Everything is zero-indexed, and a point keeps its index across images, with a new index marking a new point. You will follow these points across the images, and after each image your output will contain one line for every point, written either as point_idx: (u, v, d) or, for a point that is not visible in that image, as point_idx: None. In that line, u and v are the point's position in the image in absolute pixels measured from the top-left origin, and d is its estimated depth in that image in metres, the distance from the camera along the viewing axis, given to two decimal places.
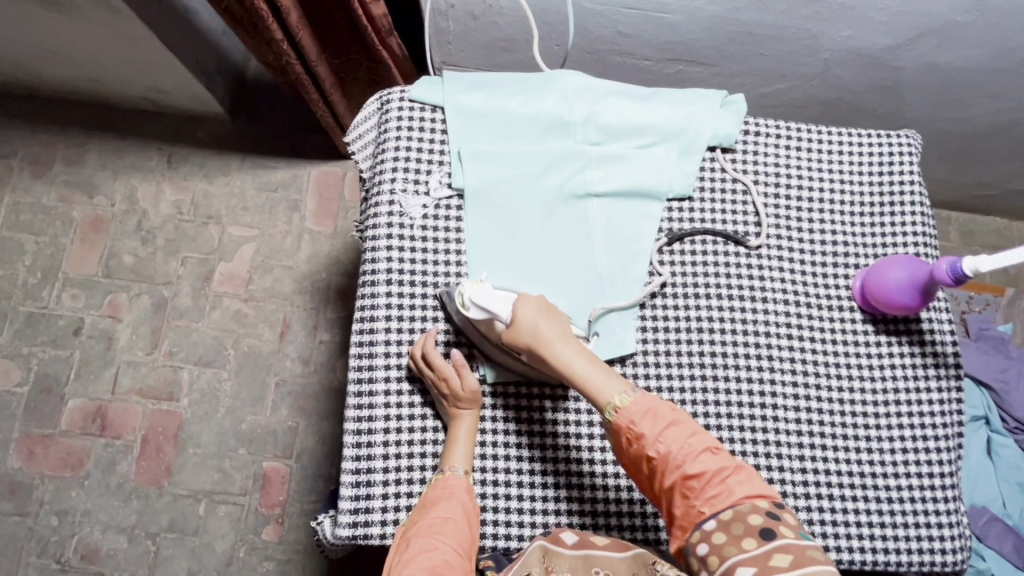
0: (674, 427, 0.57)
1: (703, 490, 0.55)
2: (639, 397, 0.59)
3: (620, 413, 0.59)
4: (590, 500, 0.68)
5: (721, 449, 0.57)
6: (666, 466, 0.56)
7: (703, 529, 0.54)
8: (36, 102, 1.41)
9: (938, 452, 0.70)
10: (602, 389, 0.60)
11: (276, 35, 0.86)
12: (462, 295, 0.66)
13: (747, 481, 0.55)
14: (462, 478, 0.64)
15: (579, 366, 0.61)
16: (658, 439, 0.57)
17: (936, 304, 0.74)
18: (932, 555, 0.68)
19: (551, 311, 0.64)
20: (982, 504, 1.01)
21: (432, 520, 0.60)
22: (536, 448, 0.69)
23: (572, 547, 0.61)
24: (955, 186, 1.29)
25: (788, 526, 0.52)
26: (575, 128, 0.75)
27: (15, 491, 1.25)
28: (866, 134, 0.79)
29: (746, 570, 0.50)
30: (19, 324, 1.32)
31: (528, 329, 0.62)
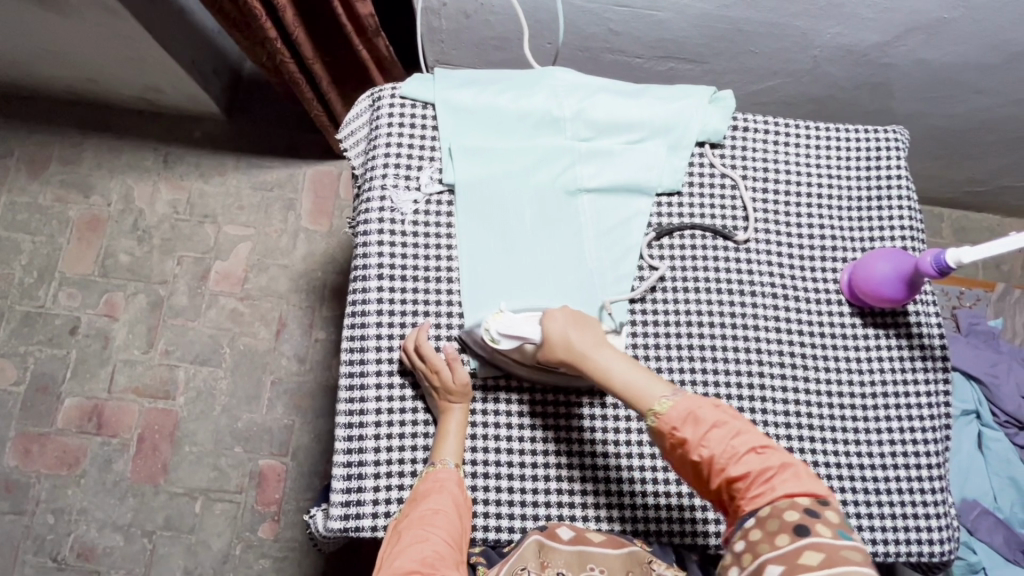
0: (717, 429, 0.56)
1: (747, 490, 0.54)
2: (680, 400, 0.58)
3: (661, 418, 0.58)
4: (605, 482, 0.69)
5: (765, 448, 0.55)
6: (710, 469, 0.56)
7: (742, 527, 0.53)
8: (32, 102, 1.42)
9: (925, 443, 0.71)
10: (645, 394, 0.59)
11: (270, 34, 0.86)
12: (489, 331, 0.66)
13: (791, 480, 0.53)
14: (453, 471, 0.64)
15: (618, 372, 0.61)
16: (699, 442, 0.56)
17: (922, 297, 0.74)
18: (920, 545, 0.69)
19: (582, 321, 0.65)
20: (973, 498, 1.01)
21: (422, 512, 0.60)
22: (549, 430, 0.70)
23: (567, 542, 0.61)
24: (946, 182, 1.30)
25: (827, 524, 0.50)
26: (564, 124, 0.75)
27: (11, 490, 1.25)
28: (854, 130, 0.79)
29: (775, 568, 0.48)
30: (15, 323, 1.32)
31: (561, 344, 0.63)
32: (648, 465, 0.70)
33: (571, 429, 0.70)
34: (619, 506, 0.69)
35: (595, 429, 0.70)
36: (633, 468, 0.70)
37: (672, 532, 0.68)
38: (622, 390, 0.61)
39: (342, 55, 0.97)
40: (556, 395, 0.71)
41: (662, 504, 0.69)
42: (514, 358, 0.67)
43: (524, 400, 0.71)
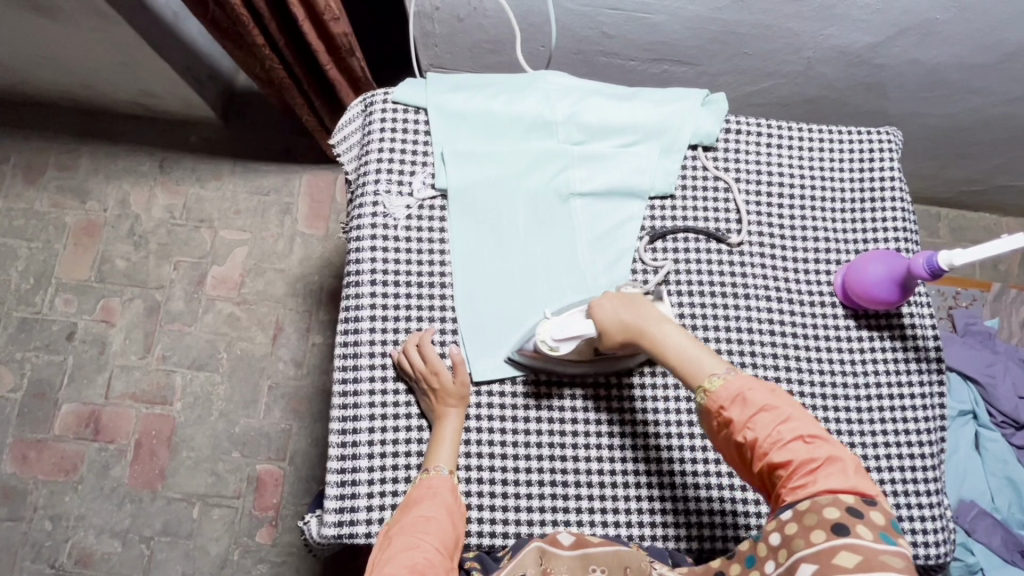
0: (764, 413, 0.55)
1: (789, 479, 0.54)
2: (731, 379, 0.57)
3: (710, 396, 0.57)
4: (666, 475, 0.69)
5: (814, 438, 0.54)
6: (754, 454, 0.55)
7: (780, 518, 0.53)
8: (28, 108, 1.42)
9: (920, 445, 0.71)
10: (695, 370, 0.59)
11: (259, 43, 0.87)
12: (544, 342, 0.66)
13: (837, 475, 0.53)
14: (447, 478, 0.64)
15: (674, 348, 0.61)
16: (745, 426, 0.55)
17: (916, 298, 0.74)
18: (914, 547, 0.69)
19: (632, 301, 0.64)
20: (971, 498, 1.01)
21: (414, 519, 0.60)
22: (616, 423, 0.70)
23: (568, 548, 0.61)
24: (943, 182, 1.30)
25: (869, 525, 0.49)
26: (557, 128, 0.75)
27: (8, 496, 1.25)
28: (847, 131, 0.79)
29: (808, 567, 0.49)
30: (12, 329, 1.32)
31: (614, 325, 0.63)
32: (645, 469, 0.70)
33: (569, 433, 0.70)
34: (676, 503, 0.69)
35: (661, 424, 0.70)
36: (632, 472, 0.69)
37: (698, 537, 0.68)
38: (677, 367, 0.60)
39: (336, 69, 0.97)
40: (550, 400, 0.71)
41: (658, 509, 0.69)
42: (574, 356, 0.68)
43: (589, 395, 0.71)
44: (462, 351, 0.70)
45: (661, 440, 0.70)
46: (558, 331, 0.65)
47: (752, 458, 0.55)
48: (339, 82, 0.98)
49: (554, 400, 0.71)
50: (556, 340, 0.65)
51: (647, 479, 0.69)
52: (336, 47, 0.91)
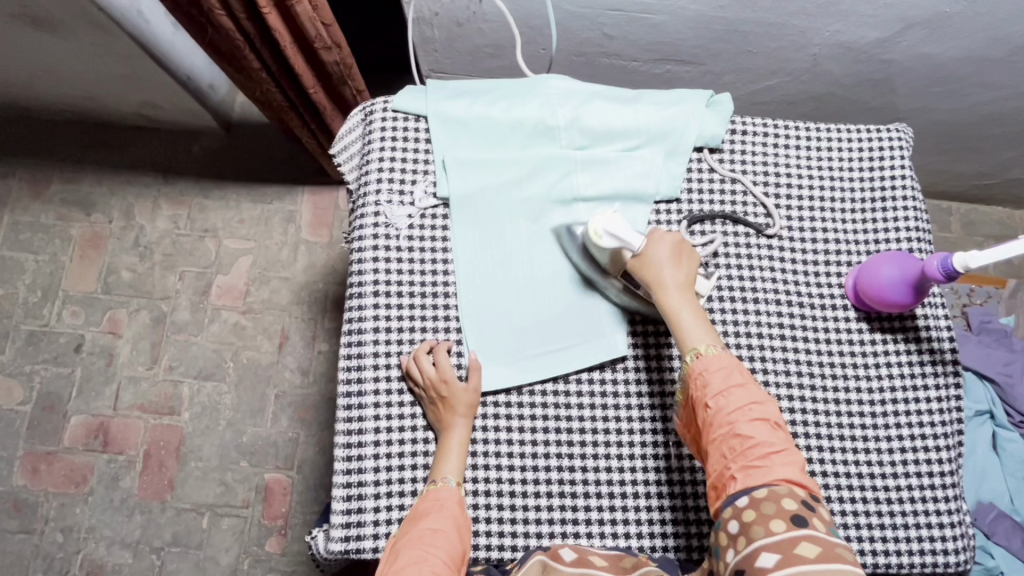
0: (740, 390, 0.57)
1: (747, 459, 0.54)
2: (724, 353, 0.59)
3: (699, 357, 0.59)
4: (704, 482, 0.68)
5: (777, 425, 0.56)
6: (717, 426, 0.56)
7: (735, 504, 0.53)
8: (32, 121, 1.42)
9: (937, 450, 0.69)
10: (692, 332, 0.61)
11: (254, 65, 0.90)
12: (592, 227, 0.66)
13: (791, 465, 0.54)
14: (454, 490, 0.63)
15: (682, 309, 0.62)
16: (716, 395, 0.57)
17: (931, 299, 0.73)
18: (933, 554, 0.67)
19: (683, 254, 0.65)
20: (989, 500, 0.99)
21: (420, 532, 0.59)
22: (670, 422, 0.69)
23: (570, 563, 0.59)
24: (954, 176, 1.27)
25: (821, 519, 0.50)
26: (559, 133, 0.74)
27: (20, 509, 1.26)
28: (855, 130, 0.78)
29: (771, 557, 0.48)
30: (20, 342, 1.33)
31: (653, 259, 0.64)
32: (654, 479, 0.68)
33: (576, 443, 0.69)
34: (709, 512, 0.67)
35: None
36: (640, 482, 0.68)
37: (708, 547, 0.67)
38: (675, 322, 0.62)
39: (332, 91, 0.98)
40: (557, 408, 0.70)
41: (667, 520, 0.67)
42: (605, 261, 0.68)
43: (656, 396, 0.70)
44: (468, 356, 0.70)
45: (671, 448, 0.69)
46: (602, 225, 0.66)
47: (714, 429, 0.56)
48: (325, 103, 0.99)
49: (606, 398, 0.70)
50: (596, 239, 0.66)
51: (657, 489, 0.68)
52: (327, 73, 0.92)
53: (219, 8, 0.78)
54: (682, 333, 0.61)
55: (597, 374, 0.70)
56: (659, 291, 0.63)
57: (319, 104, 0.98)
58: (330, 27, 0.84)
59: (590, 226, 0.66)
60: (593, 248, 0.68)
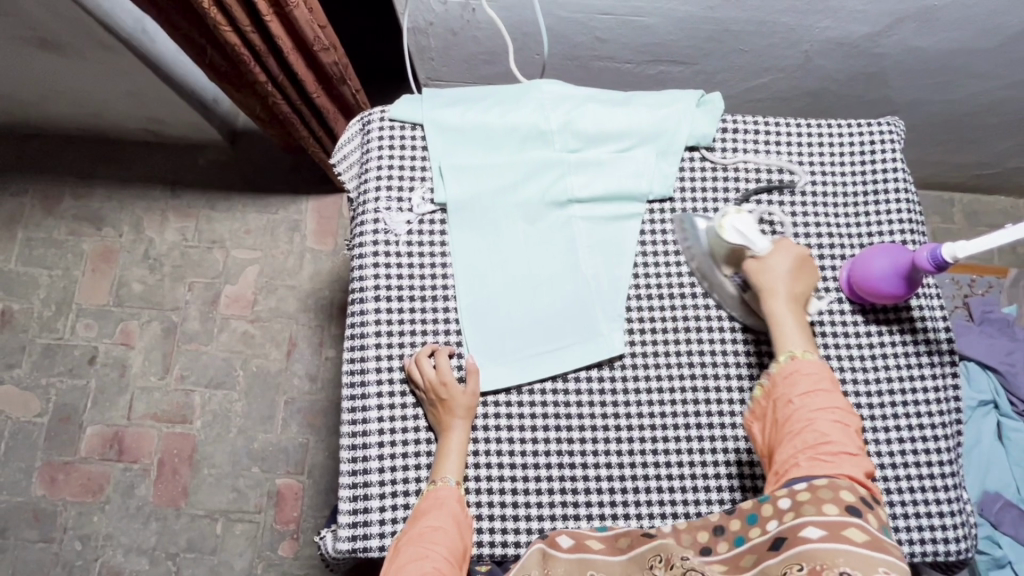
0: (821, 393, 0.58)
1: (816, 450, 0.55)
2: (818, 362, 0.60)
3: (793, 360, 0.60)
4: (703, 475, 0.69)
5: (852, 431, 0.56)
6: (797, 421, 0.57)
7: (792, 486, 0.54)
8: (43, 140, 1.46)
9: (935, 440, 0.70)
10: (789, 338, 0.62)
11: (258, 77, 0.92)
12: (722, 217, 0.68)
13: (857, 466, 0.54)
14: (453, 489, 0.65)
15: (784, 315, 0.63)
16: (801, 395, 0.58)
17: (925, 289, 0.73)
18: (933, 543, 0.68)
19: (802, 267, 0.66)
20: (995, 490, 0.99)
21: (421, 530, 0.61)
22: (669, 417, 0.71)
23: (567, 550, 0.59)
24: (954, 166, 1.27)
25: (877, 517, 0.51)
26: (552, 137, 0.75)
27: (39, 518, 1.29)
28: (846, 125, 0.79)
29: (816, 531, 0.49)
30: (36, 356, 1.36)
31: (769, 264, 0.66)
32: (655, 475, 0.69)
33: (576, 440, 0.70)
34: (709, 504, 0.69)
35: (701, 425, 0.70)
36: (642, 478, 0.69)
37: None
38: (775, 327, 0.63)
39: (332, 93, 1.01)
40: (557, 407, 0.71)
41: (668, 516, 0.68)
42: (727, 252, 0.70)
43: (655, 392, 0.71)
44: (469, 357, 0.71)
45: (671, 444, 0.70)
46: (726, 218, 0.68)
47: (792, 423, 0.57)
48: (327, 106, 1.02)
49: (605, 395, 0.71)
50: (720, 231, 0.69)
51: (658, 483, 0.69)
52: (327, 75, 0.95)
53: (225, 25, 0.78)
54: (781, 337, 0.63)
55: (595, 373, 0.72)
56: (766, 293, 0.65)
57: (321, 107, 1.01)
58: (326, 29, 0.88)
59: (720, 218, 0.69)
60: (714, 242, 0.71)
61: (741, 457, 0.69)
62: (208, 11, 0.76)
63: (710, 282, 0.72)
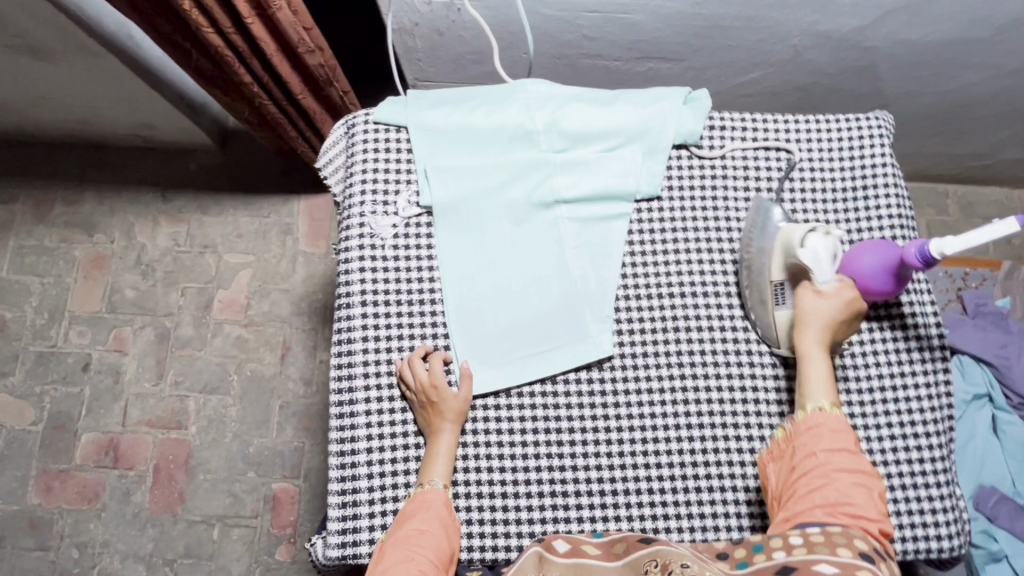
0: (843, 453, 0.59)
1: (833, 501, 0.56)
2: (842, 420, 0.61)
3: (818, 411, 0.61)
4: (694, 475, 0.69)
5: (872, 492, 0.57)
6: (816, 475, 0.58)
7: (806, 530, 0.54)
8: (32, 147, 1.46)
9: (927, 436, 0.69)
10: (816, 386, 0.63)
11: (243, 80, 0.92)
12: (805, 232, 0.66)
13: (873, 526, 0.55)
14: (441, 492, 0.65)
15: (815, 361, 0.64)
16: (824, 449, 0.59)
17: (916, 285, 0.73)
18: (926, 540, 0.67)
19: (849, 316, 0.66)
20: (991, 484, 0.98)
21: (407, 533, 0.61)
22: (659, 417, 0.70)
23: (563, 555, 0.57)
24: (948, 158, 1.26)
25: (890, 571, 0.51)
26: (538, 137, 0.75)
27: (35, 527, 1.29)
28: (834, 120, 0.78)
29: (829, 567, 0.49)
30: (30, 364, 1.36)
31: (816, 305, 0.65)
32: (646, 477, 0.69)
33: (566, 442, 0.70)
34: (701, 504, 0.68)
35: (692, 425, 0.70)
36: (632, 479, 0.69)
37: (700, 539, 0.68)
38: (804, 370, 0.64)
39: (320, 96, 1.00)
40: (546, 410, 0.70)
41: (660, 517, 0.68)
42: (787, 267, 0.67)
43: (644, 392, 0.71)
44: (457, 361, 0.71)
45: (661, 445, 0.70)
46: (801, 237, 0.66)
47: (812, 475, 0.58)
48: (314, 107, 1.01)
49: (595, 396, 0.71)
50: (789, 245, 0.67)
51: (648, 483, 0.69)
52: (314, 77, 0.94)
53: (207, 26, 0.79)
54: (807, 381, 0.63)
55: (584, 374, 0.71)
56: (801, 331, 0.65)
57: (308, 109, 1.00)
58: (312, 30, 0.87)
59: (803, 231, 0.66)
60: (783, 253, 0.67)
61: (731, 457, 0.69)
62: (189, 13, 0.77)
63: (756, 284, 0.70)
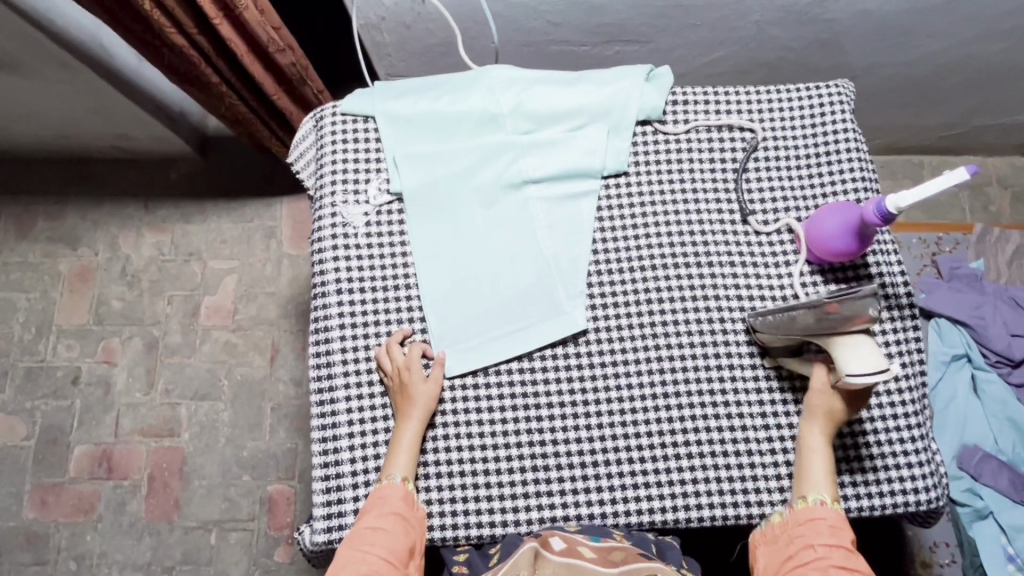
0: (841, 551, 0.60)
1: None
2: (839, 517, 0.62)
3: (817, 506, 0.63)
4: (672, 443, 0.70)
5: None
6: (813, 568, 0.60)
7: None
8: (13, 164, 1.46)
9: (899, 393, 0.70)
10: (816, 481, 0.64)
11: (214, 83, 0.92)
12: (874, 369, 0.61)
13: None
14: (398, 487, 0.65)
15: (817, 457, 0.65)
16: (822, 544, 0.60)
17: (882, 245, 0.73)
18: (903, 494, 0.68)
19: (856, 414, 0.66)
20: (973, 443, 1.00)
21: (362, 531, 0.62)
22: (634, 389, 0.71)
23: (557, 553, 0.59)
24: (920, 129, 1.28)
25: None
26: (504, 120, 0.76)
27: (32, 541, 1.29)
28: (795, 89, 0.79)
29: None
30: (19, 380, 1.36)
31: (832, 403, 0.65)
32: (625, 448, 0.70)
33: (545, 418, 0.71)
34: (679, 471, 0.69)
35: (668, 395, 0.71)
36: (611, 451, 0.70)
37: (680, 506, 0.69)
38: (806, 459, 0.65)
39: (292, 97, 1.01)
40: (524, 387, 0.71)
41: (640, 485, 0.69)
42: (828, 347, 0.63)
43: (618, 365, 0.72)
44: (435, 347, 0.72)
45: (639, 415, 0.71)
46: (867, 360, 0.61)
47: (809, 567, 0.60)
48: (289, 108, 1.02)
49: (570, 371, 0.72)
50: (847, 353, 0.62)
51: (628, 453, 0.70)
52: (286, 77, 0.95)
53: (171, 28, 0.80)
54: (807, 473, 0.65)
55: (559, 350, 0.72)
56: (809, 423, 0.66)
57: (284, 110, 1.01)
58: (281, 29, 0.88)
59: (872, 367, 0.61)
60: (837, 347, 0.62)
61: (708, 423, 0.70)
62: (153, 15, 0.77)
63: (776, 327, 0.67)
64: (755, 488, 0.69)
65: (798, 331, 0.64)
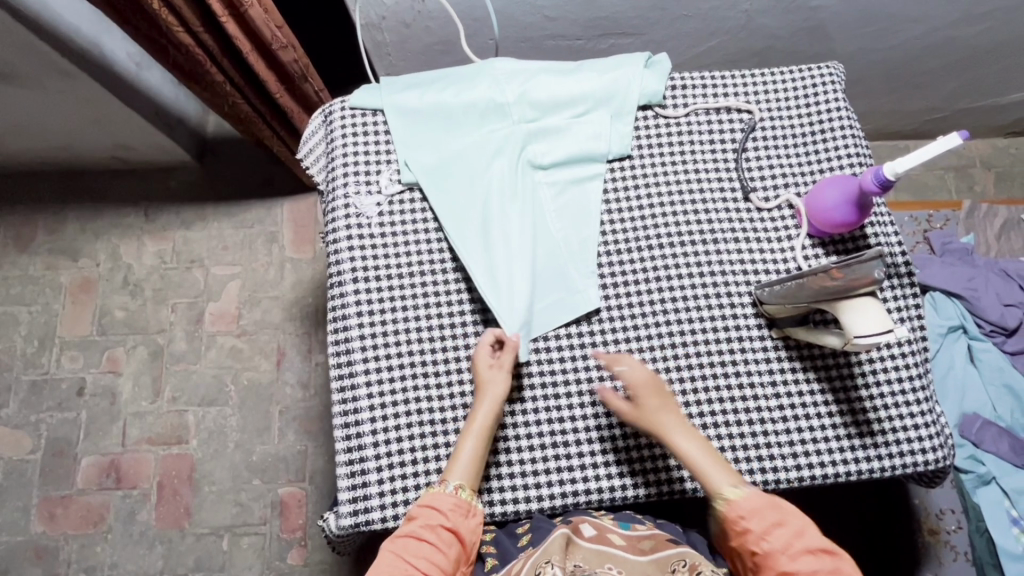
0: (781, 527, 0.61)
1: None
2: (752, 492, 0.63)
3: (731, 503, 0.62)
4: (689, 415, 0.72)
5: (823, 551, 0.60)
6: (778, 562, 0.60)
7: None
8: (11, 178, 1.46)
9: (904, 357, 0.72)
10: (711, 479, 0.64)
11: (219, 83, 0.94)
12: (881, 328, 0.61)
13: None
14: (450, 496, 0.65)
15: (692, 457, 0.65)
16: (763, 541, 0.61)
17: (878, 216, 0.76)
18: (912, 455, 0.71)
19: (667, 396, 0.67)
20: (973, 411, 1.03)
21: (405, 542, 0.62)
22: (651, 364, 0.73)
23: (588, 540, 0.62)
24: (905, 114, 1.31)
25: None
26: (509, 109, 0.78)
27: (41, 555, 1.27)
28: (787, 72, 0.82)
29: None
30: (23, 393, 1.35)
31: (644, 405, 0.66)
32: None
33: (563, 396, 0.72)
34: None
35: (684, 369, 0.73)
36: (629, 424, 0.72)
37: None
38: (699, 473, 0.64)
39: (296, 95, 1.02)
40: (541, 367, 0.73)
41: (659, 457, 0.71)
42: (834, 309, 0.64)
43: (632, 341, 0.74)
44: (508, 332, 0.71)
45: None
46: (872, 321, 0.62)
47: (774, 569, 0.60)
48: (292, 107, 1.03)
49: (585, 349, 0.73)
50: (853, 315, 0.63)
51: None
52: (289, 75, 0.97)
53: (177, 25, 0.81)
54: (709, 477, 0.64)
55: (574, 329, 0.74)
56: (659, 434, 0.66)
57: (287, 109, 1.02)
58: (283, 28, 0.90)
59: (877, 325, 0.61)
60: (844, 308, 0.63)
61: (722, 394, 0.72)
62: (159, 12, 0.78)
63: (784, 297, 0.69)
64: (770, 455, 0.71)
65: (805, 299, 0.66)
